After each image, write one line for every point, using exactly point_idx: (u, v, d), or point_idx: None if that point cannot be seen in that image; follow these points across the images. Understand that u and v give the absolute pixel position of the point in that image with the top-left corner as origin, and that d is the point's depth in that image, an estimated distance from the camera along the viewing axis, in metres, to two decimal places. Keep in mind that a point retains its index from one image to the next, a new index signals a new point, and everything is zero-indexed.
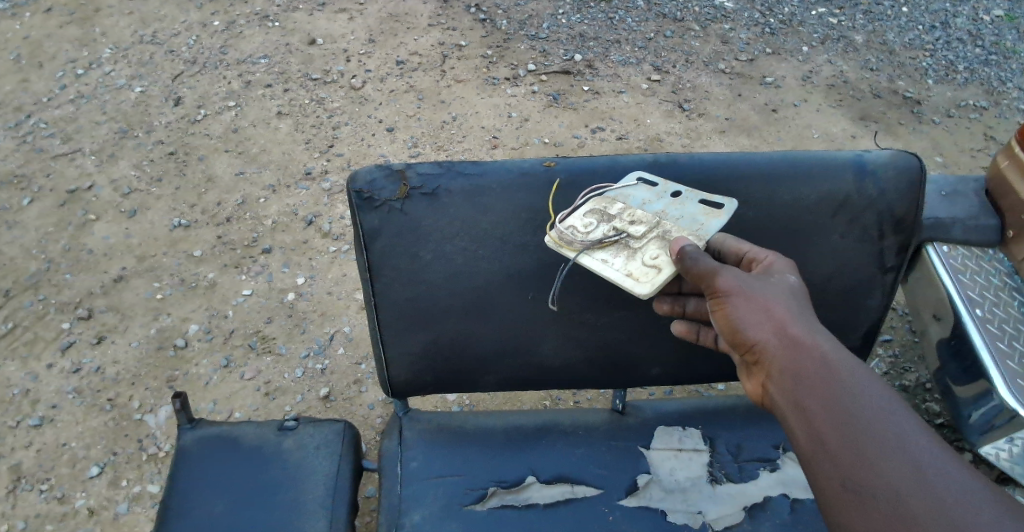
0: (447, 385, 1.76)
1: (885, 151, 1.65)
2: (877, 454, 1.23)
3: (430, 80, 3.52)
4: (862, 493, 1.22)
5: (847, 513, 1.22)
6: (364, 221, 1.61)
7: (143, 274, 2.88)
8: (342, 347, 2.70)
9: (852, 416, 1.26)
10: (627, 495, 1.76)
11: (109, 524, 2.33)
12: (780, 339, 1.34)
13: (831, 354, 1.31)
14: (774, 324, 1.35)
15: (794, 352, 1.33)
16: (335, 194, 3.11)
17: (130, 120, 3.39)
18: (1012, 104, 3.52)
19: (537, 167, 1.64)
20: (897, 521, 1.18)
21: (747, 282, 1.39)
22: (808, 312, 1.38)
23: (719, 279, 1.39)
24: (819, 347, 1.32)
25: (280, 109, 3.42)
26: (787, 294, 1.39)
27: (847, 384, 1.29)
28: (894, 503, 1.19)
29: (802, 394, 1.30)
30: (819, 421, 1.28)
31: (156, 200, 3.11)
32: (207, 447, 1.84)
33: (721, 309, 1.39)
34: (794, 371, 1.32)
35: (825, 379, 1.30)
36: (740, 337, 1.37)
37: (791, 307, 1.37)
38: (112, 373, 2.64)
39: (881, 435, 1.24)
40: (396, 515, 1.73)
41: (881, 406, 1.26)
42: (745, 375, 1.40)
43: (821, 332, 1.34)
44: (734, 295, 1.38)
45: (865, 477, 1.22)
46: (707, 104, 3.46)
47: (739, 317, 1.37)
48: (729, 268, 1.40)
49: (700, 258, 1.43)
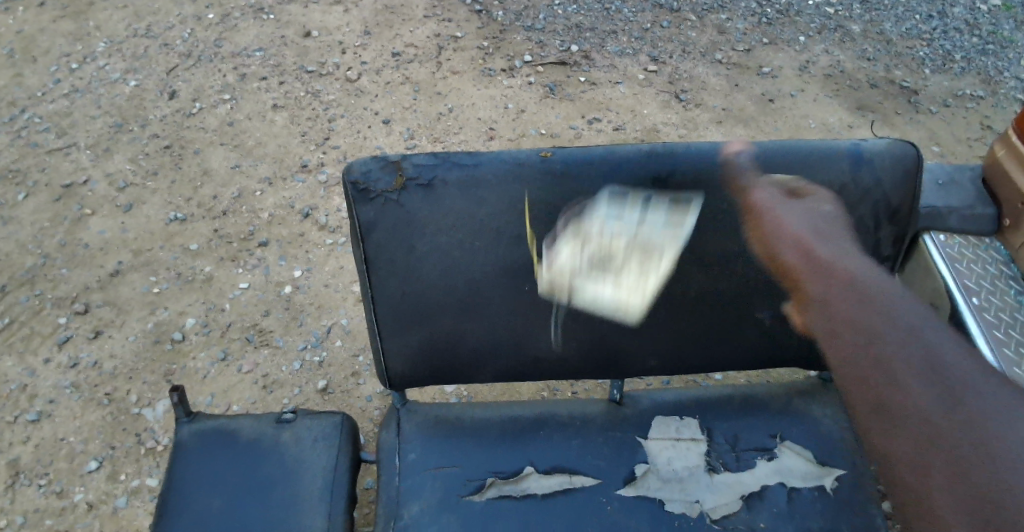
0: (444, 377, 1.77)
1: (882, 140, 1.63)
2: (898, 361, 1.33)
3: (426, 72, 3.52)
4: (886, 394, 1.32)
5: (878, 423, 1.32)
6: (360, 213, 1.59)
7: (139, 268, 2.88)
8: (340, 339, 2.70)
9: (879, 333, 1.35)
10: (625, 485, 1.76)
11: (109, 518, 2.33)
12: (808, 259, 1.45)
13: (858, 277, 1.41)
14: (805, 239, 1.47)
15: (822, 273, 1.43)
16: (331, 186, 3.10)
17: (125, 114, 3.37)
18: (1009, 93, 3.52)
19: (532, 157, 1.60)
20: (925, 433, 1.27)
21: (780, 204, 1.54)
22: (840, 238, 1.48)
23: (752, 197, 1.57)
24: (846, 269, 1.42)
25: (275, 101, 3.41)
26: (818, 220, 1.51)
27: (876, 304, 1.38)
28: (922, 418, 1.28)
29: (830, 310, 1.40)
30: (846, 335, 1.37)
31: (152, 194, 3.10)
32: (205, 440, 1.84)
33: (754, 225, 1.55)
34: (823, 291, 1.42)
35: (852, 297, 1.39)
36: (771, 252, 1.51)
37: (818, 231, 1.48)
38: (110, 367, 2.64)
39: (908, 355, 1.32)
40: (394, 507, 1.74)
41: (910, 328, 1.35)
42: (783, 291, 1.52)
43: (849, 256, 1.45)
44: (766, 215, 1.53)
45: (894, 393, 1.31)
46: (704, 95, 3.45)
47: (771, 236, 1.51)
48: (765, 189, 1.57)
49: (745, 173, 1.58)
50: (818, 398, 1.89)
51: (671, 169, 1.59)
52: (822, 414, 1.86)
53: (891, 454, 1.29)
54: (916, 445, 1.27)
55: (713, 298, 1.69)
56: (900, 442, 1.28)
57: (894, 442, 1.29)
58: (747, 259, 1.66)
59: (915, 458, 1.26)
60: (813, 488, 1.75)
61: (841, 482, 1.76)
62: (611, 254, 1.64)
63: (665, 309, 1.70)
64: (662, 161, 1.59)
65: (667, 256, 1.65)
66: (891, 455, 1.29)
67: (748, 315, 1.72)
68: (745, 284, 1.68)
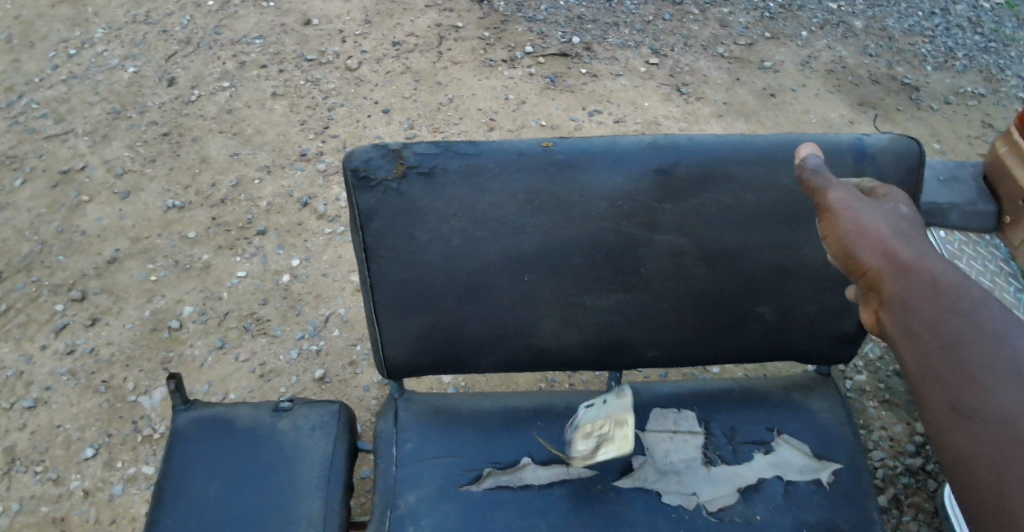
0: (444, 367, 1.76)
1: (885, 135, 1.62)
2: (988, 376, 1.09)
3: (427, 62, 3.50)
4: (972, 417, 1.09)
5: (955, 437, 1.09)
6: (360, 200, 1.58)
7: (137, 255, 2.87)
8: (338, 328, 2.70)
9: (962, 337, 1.12)
10: (622, 476, 1.76)
11: (105, 506, 2.33)
12: (890, 260, 1.19)
13: (942, 275, 1.16)
14: (886, 242, 1.20)
15: (905, 275, 1.17)
16: (331, 175, 3.09)
17: (123, 101, 3.36)
18: (1011, 91, 3.52)
19: (535, 147, 1.60)
20: (1008, 445, 1.06)
21: (858, 200, 1.25)
22: (921, 237, 1.23)
23: (829, 195, 1.26)
24: (931, 270, 1.17)
25: (275, 90, 3.39)
26: (898, 219, 1.24)
27: (961, 305, 1.14)
28: (1004, 425, 1.06)
29: (913, 320, 1.15)
30: (928, 344, 1.13)
31: (150, 181, 3.09)
32: (202, 428, 1.84)
33: (829, 227, 1.24)
34: (907, 295, 1.16)
35: (936, 301, 1.15)
36: (852, 258, 1.21)
37: (901, 230, 1.22)
38: (107, 354, 2.63)
39: (992, 356, 1.10)
40: (391, 495, 1.74)
41: (996, 327, 1.11)
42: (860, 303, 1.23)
43: (935, 256, 1.19)
44: (843, 212, 1.23)
45: (974, 398, 1.09)
46: (705, 88, 3.45)
47: (851, 236, 1.21)
48: (840, 184, 1.27)
49: (819, 173, 1.30)
50: (816, 390, 1.89)
51: (673, 161, 1.60)
52: (820, 408, 1.86)
53: (964, 468, 1.08)
54: (994, 456, 1.06)
55: (714, 291, 1.68)
56: (977, 455, 1.07)
57: (971, 456, 1.08)
58: (748, 252, 1.65)
59: (995, 473, 1.06)
60: (810, 481, 1.75)
61: (837, 476, 1.76)
62: (613, 245, 1.64)
63: (666, 301, 1.69)
64: (664, 152, 1.60)
65: (669, 247, 1.64)
66: (970, 472, 1.07)
67: (749, 309, 1.71)
68: (746, 277, 1.68)
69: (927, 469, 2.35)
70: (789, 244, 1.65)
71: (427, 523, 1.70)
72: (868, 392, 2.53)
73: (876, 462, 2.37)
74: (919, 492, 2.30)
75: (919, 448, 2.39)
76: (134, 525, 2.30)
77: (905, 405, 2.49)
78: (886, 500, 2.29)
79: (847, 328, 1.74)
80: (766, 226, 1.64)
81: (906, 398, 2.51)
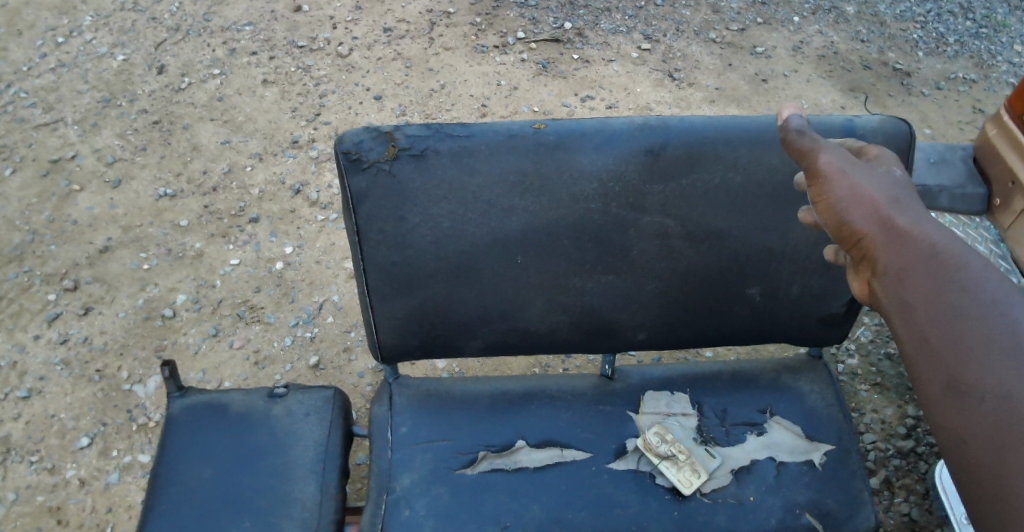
0: (435, 349, 1.77)
1: (873, 117, 1.63)
2: (986, 353, 1.09)
3: (418, 48, 3.49)
4: (968, 396, 1.09)
5: (950, 416, 1.10)
6: (351, 183, 1.58)
7: (129, 244, 2.86)
8: (331, 315, 2.70)
9: (961, 311, 1.12)
10: (615, 459, 1.77)
11: (101, 494, 2.33)
12: (884, 229, 1.20)
13: (939, 245, 1.17)
14: (880, 212, 1.21)
15: (898, 244, 1.18)
16: (323, 162, 3.10)
17: (113, 89, 3.34)
18: (1001, 77, 3.53)
19: (526, 129, 1.60)
20: (1006, 425, 1.05)
21: (851, 167, 1.25)
22: (916, 202, 1.24)
23: (820, 159, 1.26)
24: (926, 239, 1.18)
25: (266, 77, 3.38)
26: (891, 185, 1.25)
27: (960, 277, 1.14)
28: (1003, 403, 1.06)
29: (908, 291, 1.16)
30: (923, 318, 1.14)
31: (141, 169, 3.08)
32: (196, 414, 1.84)
33: (819, 193, 1.25)
34: (899, 265, 1.17)
35: (932, 272, 1.15)
36: (844, 228, 1.22)
37: (894, 197, 1.23)
38: (100, 343, 2.63)
39: (991, 331, 1.09)
40: (386, 479, 1.75)
41: (997, 299, 1.11)
42: (851, 272, 1.25)
43: (931, 223, 1.20)
44: (835, 179, 1.24)
45: (972, 377, 1.09)
46: (697, 73, 3.45)
47: (843, 204, 1.22)
48: (832, 148, 1.27)
49: (804, 132, 1.28)
50: (807, 373, 1.90)
51: (665, 142, 1.60)
52: (811, 390, 1.87)
53: (960, 449, 1.09)
54: (993, 437, 1.06)
55: (705, 272, 1.69)
56: (973, 435, 1.07)
57: (968, 437, 1.08)
58: (739, 234, 1.66)
59: (994, 455, 1.06)
60: (801, 462, 1.77)
61: (828, 457, 1.78)
62: (602, 226, 1.65)
63: (655, 283, 1.70)
64: (655, 134, 1.60)
65: (658, 229, 1.65)
66: (967, 454, 1.08)
67: (738, 291, 1.72)
68: (737, 258, 1.68)
69: (917, 451, 2.37)
70: (779, 227, 1.66)
71: (422, 504, 1.71)
72: (860, 375, 2.55)
73: (867, 444, 2.39)
74: (910, 474, 2.33)
75: (909, 431, 2.41)
76: (130, 513, 2.30)
77: (895, 388, 2.51)
78: (877, 482, 2.32)
79: (836, 311, 1.75)
80: (756, 208, 1.64)
81: (896, 381, 2.53)
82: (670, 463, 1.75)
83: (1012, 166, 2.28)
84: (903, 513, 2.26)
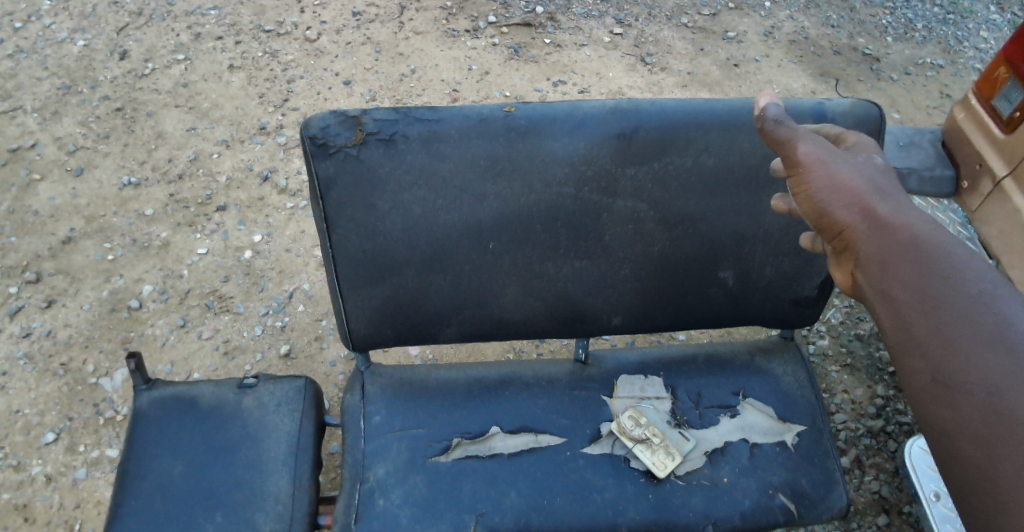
0: (409, 338, 1.75)
1: (845, 100, 1.62)
2: (973, 346, 1.09)
3: (388, 32, 3.45)
4: (956, 389, 1.10)
5: (939, 408, 1.11)
6: (318, 169, 1.55)
7: (92, 235, 2.80)
8: (302, 304, 2.67)
9: (947, 303, 1.12)
10: (590, 444, 1.77)
11: (68, 491, 2.29)
12: (866, 219, 1.20)
13: (922, 235, 1.17)
14: (860, 202, 1.21)
15: (880, 234, 1.18)
16: (292, 149, 3.05)
17: (74, 76, 3.25)
18: (968, 62, 3.57)
19: (496, 113, 1.57)
20: (992, 419, 1.06)
21: (829, 155, 1.24)
22: (896, 188, 1.24)
23: (799, 149, 1.25)
24: (909, 229, 1.18)
25: (232, 62, 3.32)
26: (872, 171, 1.25)
27: (943, 267, 1.14)
28: (990, 396, 1.07)
29: (890, 282, 1.16)
30: (908, 310, 1.14)
31: (104, 158, 3.01)
32: (164, 408, 1.80)
33: (799, 184, 1.24)
34: (882, 256, 1.17)
35: (915, 262, 1.16)
36: (826, 219, 1.22)
37: (875, 185, 1.23)
38: (64, 336, 2.57)
39: (978, 324, 1.10)
40: (359, 470, 1.73)
41: (982, 291, 1.12)
42: (833, 262, 1.25)
43: (913, 212, 1.20)
44: (814, 168, 1.23)
45: (958, 369, 1.10)
46: (669, 58, 3.44)
47: (823, 194, 1.22)
48: (811, 137, 1.26)
49: (780, 123, 1.28)
50: (780, 353, 1.91)
51: (637, 126, 1.59)
52: (783, 372, 1.88)
53: (947, 440, 1.10)
54: (981, 431, 1.07)
55: (677, 256, 1.69)
56: (961, 428, 1.08)
57: (955, 429, 1.09)
58: (711, 218, 1.66)
59: (980, 449, 1.07)
60: (774, 443, 1.77)
61: (801, 438, 1.78)
62: (575, 212, 1.63)
63: (630, 268, 1.70)
64: (627, 117, 1.58)
65: (632, 214, 1.64)
66: (954, 445, 1.09)
67: (712, 275, 1.71)
68: (712, 242, 1.68)
69: (887, 430, 2.40)
70: (749, 210, 1.65)
71: (397, 494, 1.69)
72: (831, 356, 2.56)
73: (838, 425, 2.41)
74: (880, 453, 2.35)
75: (879, 410, 2.43)
76: (99, 509, 2.26)
77: (865, 369, 2.53)
78: (848, 461, 2.34)
79: (808, 293, 1.76)
80: (730, 191, 1.64)
81: (866, 362, 2.55)
82: (644, 447, 1.75)
83: (981, 149, 2.32)
84: (874, 491, 2.29)
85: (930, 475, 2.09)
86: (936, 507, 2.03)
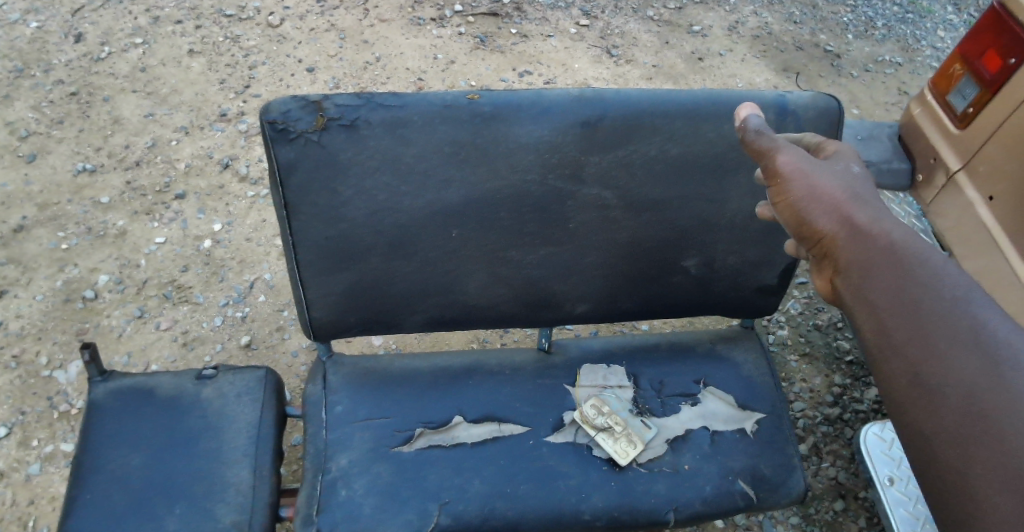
0: (372, 325, 1.74)
1: (806, 92, 1.64)
2: (949, 349, 1.14)
3: (352, 19, 3.41)
4: (934, 393, 1.14)
5: (916, 412, 1.15)
6: (279, 153, 1.52)
7: (45, 223, 2.73)
8: (263, 294, 2.63)
9: (923, 306, 1.17)
10: (553, 432, 1.77)
11: (21, 487, 2.23)
12: (844, 226, 1.24)
13: (899, 241, 1.22)
14: (840, 210, 1.26)
15: (859, 240, 1.23)
16: (253, 136, 3.01)
17: (26, 58, 3.16)
18: (925, 61, 3.63)
19: (460, 99, 1.56)
20: (970, 420, 1.11)
21: (809, 165, 1.30)
22: (873, 197, 1.29)
23: (779, 160, 1.30)
24: (887, 235, 1.23)
25: (191, 47, 3.26)
26: (849, 180, 1.30)
27: (920, 272, 1.19)
28: (965, 397, 1.12)
29: (869, 288, 1.21)
30: (887, 313, 1.19)
31: (58, 144, 2.93)
32: (121, 401, 1.76)
33: (781, 194, 1.29)
34: (861, 262, 1.22)
35: (894, 267, 1.20)
36: (807, 226, 1.27)
37: (854, 192, 1.28)
38: (16, 328, 2.51)
39: (953, 327, 1.15)
40: (322, 460, 1.71)
41: (957, 295, 1.17)
42: (814, 269, 1.30)
43: (889, 219, 1.25)
44: (795, 178, 1.28)
45: (936, 372, 1.14)
46: (634, 50, 3.45)
47: (804, 203, 1.27)
48: (792, 149, 1.31)
49: (761, 133, 1.34)
50: (740, 342, 1.93)
51: (601, 114, 1.58)
52: (743, 360, 1.90)
53: (924, 441, 1.15)
54: (959, 433, 1.11)
55: (640, 244, 1.70)
56: (938, 430, 1.13)
57: (932, 431, 1.14)
58: (674, 205, 1.66)
59: (958, 450, 1.12)
60: (734, 430, 1.79)
61: (761, 425, 1.81)
62: (540, 197, 1.63)
63: (593, 254, 1.70)
64: (592, 105, 1.58)
65: (596, 201, 1.65)
66: (933, 449, 1.14)
67: (674, 263, 1.72)
68: (673, 231, 1.69)
69: (844, 418, 2.44)
70: (711, 197, 1.67)
71: (359, 484, 1.68)
72: (790, 345, 2.60)
73: (797, 412, 2.45)
74: (837, 440, 2.40)
75: (837, 399, 2.48)
76: (53, 505, 2.21)
77: (823, 358, 2.57)
78: (806, 448, 2.38)
79: (769, 281, 1.78)
80: (687, 180, 1.65)
81: (825, 351, 2.59)
82: (607, 435, 1.76)
83: (936, 143, 2.37)
84: (832, 477, 2.33)
85: (885, 460, 2.13)
86: (889, 492, 2.06)
